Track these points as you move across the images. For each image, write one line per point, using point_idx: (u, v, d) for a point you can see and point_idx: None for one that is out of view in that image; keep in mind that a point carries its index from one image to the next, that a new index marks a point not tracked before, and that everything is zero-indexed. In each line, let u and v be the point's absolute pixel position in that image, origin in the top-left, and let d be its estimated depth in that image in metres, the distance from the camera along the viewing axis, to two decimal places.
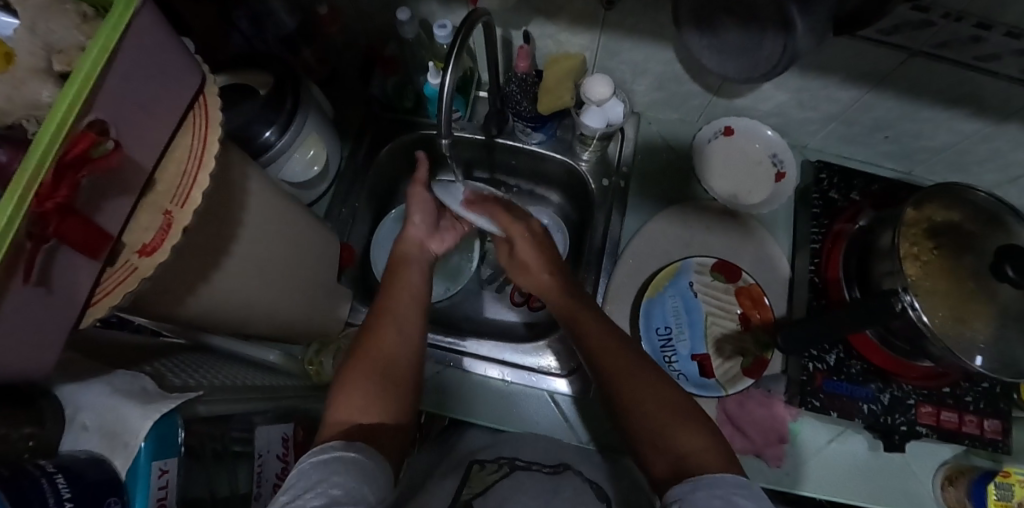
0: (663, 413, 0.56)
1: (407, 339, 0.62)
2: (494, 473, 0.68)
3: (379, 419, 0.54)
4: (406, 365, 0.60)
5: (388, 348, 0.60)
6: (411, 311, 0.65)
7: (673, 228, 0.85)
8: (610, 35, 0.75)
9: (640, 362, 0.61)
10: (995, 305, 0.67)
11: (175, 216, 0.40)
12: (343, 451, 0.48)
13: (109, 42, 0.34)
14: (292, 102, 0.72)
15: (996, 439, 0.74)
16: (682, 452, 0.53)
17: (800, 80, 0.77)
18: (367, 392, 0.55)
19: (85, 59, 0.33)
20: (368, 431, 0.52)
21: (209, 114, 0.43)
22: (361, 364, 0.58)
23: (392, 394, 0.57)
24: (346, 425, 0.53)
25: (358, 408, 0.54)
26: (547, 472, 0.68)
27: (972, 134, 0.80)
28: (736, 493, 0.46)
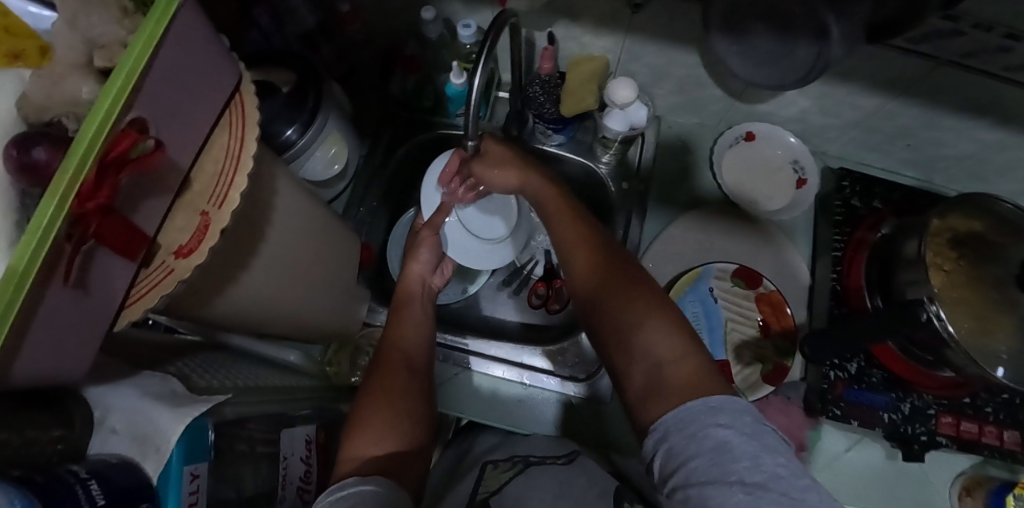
0: (640, 319, 0.55)
1: (414, 373, 0.63)
2: (507, 471, 0.69)
3: (392, 450, 0.55)
4: (413, 394, 0.61)
5: (394, 380, 0.61)
6: (413, 346, 0.67)
7: (693, 233, 0.85)
8: (635, 38, 0.75)
9: (628, 277, 0.59)
10: (1018, 316, 0.67)
11: (211, 217, 0.40)
12: (361, 485, 0.48)
13: (152, 38, 0.33)
14: (314, 100, 0.71)
15: (1015, 450, 0.73)
16: (656, 361, 0.52)
17: (824, 86, 0.77)
18: (380, 425, 0.56)
19: (127, 58, 0.32)
20: (382, 462, 0.53)
21: (245, 113, 0.42)
22: (371, 397, 0.59)
23: (405, 424, 0.57)
24: (359, 461, 0.53)
25: (372, 441, 0.55)
26: (562, 463, 0.68)
27: (994, 144, 0.79)
28: (710, 425, 0.44)
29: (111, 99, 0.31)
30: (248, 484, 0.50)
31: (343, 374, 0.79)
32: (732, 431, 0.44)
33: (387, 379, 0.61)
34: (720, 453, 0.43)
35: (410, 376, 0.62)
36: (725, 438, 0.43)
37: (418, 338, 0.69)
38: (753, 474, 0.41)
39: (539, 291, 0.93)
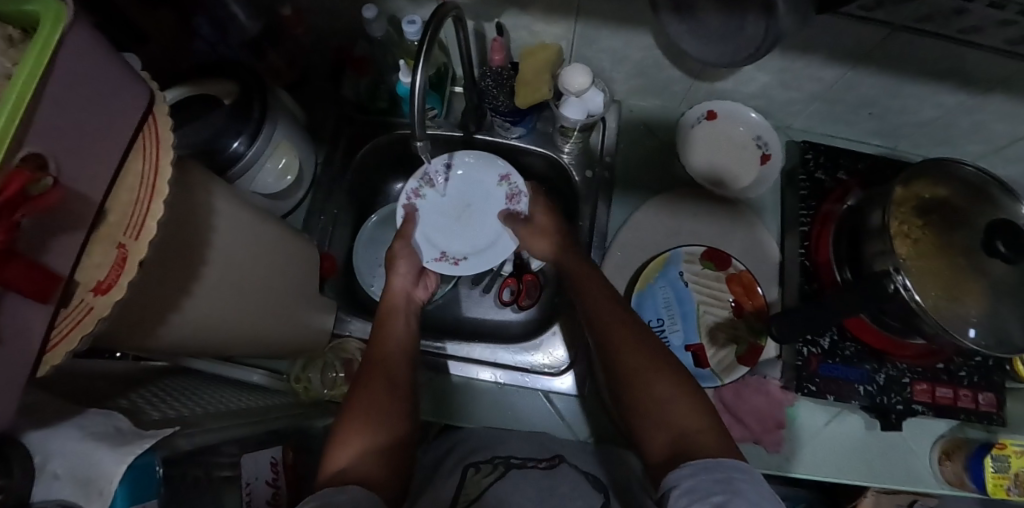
0: (657, 391, 0.56)
1: (396, 381, 0.61)
2: (489, 475, 0.66)
3: (372, 455, 0.53)
4: (399, 394, 0.60)
5: (377, 382, 0.60)
6: (399, 349, 0.66)
7: (660, 216, 0.83)
8: (587, 23, 0.72)
9: (637, 338, 0.60)
10: (986, 280, 0.66)
11: (129, 249, 0.38)
12: (335, 494, 0.46)
13: (37, 67, 0.31)
14: (259, 109, 0.68)
15: (991, 412, 0.74)
16: (683, 431, 0.53)
17: (783, 60, 0.75)
18: (358, 435, 0.54)
19: (9, 92, 0.29)
20: (363, 470, 0.51)
21: (160, 137, 0.40)
22: (350, 409, 0.57)
23: (385, 434, 0.55)
24: (337, 471, 0.51)
25: (351, 450, 0.53)
26: (542, 468, 0.67)
27: (955, 107, 0.79)
28: (736, 477, 0.46)
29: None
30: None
31: (314, 388, 0.74)
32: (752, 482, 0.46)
33: (366, 388, 0.59)
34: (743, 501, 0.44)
35: (387, 384, 0.60)
36: (747, 492, 0.45)
37: (402, 349, 0.66)
38: None
39: (510, 287, 0.90)
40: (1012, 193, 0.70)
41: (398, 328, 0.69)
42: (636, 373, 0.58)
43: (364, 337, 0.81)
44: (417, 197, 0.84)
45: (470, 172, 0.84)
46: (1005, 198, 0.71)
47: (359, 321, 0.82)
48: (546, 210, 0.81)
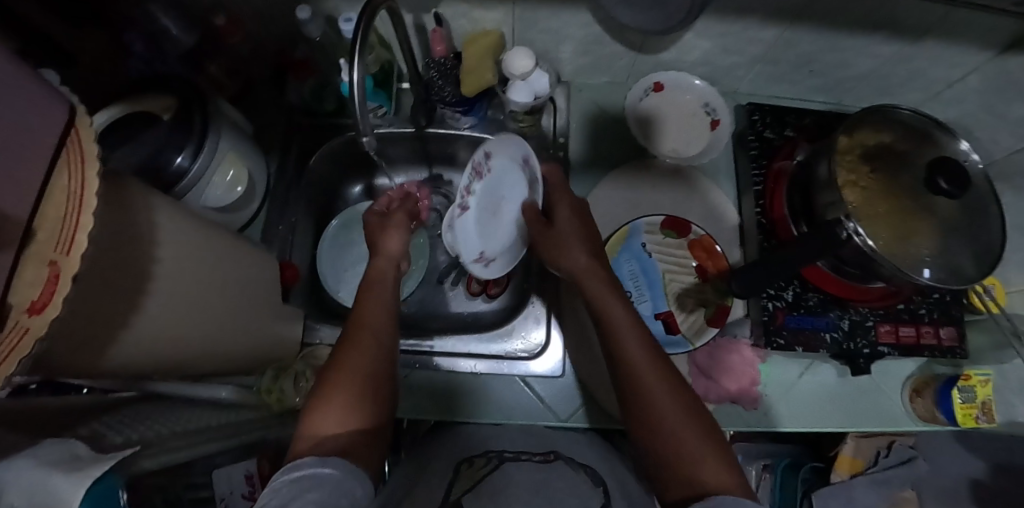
0: (672, 425, 0.52)
1: (379, 346, 0.60)
2: (483, 467, 0.64)
3: (356, 429, 0.53)
4: (383, 375, 0.58)
5: (356, 358, 0.57)
6: (383, 323, 0.62)
7: (619, 190, 0.84)
8: (525, 6, 0.73)
9: (656, 360, 0.56)
10: (935, 218, 0.68)
11: (62, 265, 0.36)
12: (318, 468, 0.47)
13: None
14: (201, 122, 0.67)
15: (953, 346, 0.76)
16: (699, 475, 0.49)
17: (722, 25, 0.76)
18: (337, 400, 0.54)
19: None
20: (344, 441, 0.51)
21: (84, 148, 0.38)
22: (335, 378, 0.56)
23: (363, 401, 0.55)
24: (321, 439, 0.51)
25: (334, 420, 0.52)
26: (538, 460, 0.66)
27: (891, 57, 0.82)
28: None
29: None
30: None
31: (287, 399, 0.72)
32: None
33: (348, 355, 0.57)
34: None
35: (368, 349, 0.59)
36: None
37: (384, 315, 0.64)
38: None
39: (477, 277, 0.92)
40: (950, 132, 0.73)
41: (383, 293, 0.67)
42: (651, 402, 0.54)
43: (334, 342, 0.80)
44: (467, 191, 0.61)
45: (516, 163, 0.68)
46: (944, 138, 0.73)
47: (329, 327, 0.81)
48: (570, 210, 0.71)
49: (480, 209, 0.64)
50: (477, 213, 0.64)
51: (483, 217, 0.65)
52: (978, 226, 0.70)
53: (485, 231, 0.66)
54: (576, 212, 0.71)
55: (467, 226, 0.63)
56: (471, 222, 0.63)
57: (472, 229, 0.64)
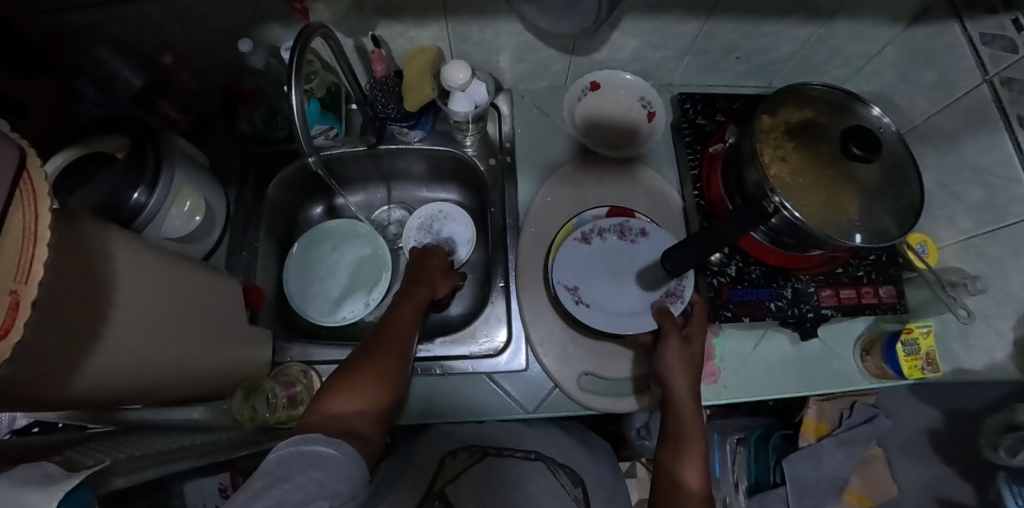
0: (686, 450, 0.66)
1: (402, 355, 0.67)
2: (465, 461, 0.67)
3: (365, 414, 0.59)
4: (400, 376, 0.66)
5: (382, 357, 0.65)
6: (409, 331, 0.71)
7: (565, 186, 0.87)
8: (456, 21, 0.77)
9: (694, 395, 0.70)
10: (855, 184, 0.73)
11: (21, 293, 0.39)
12: (325, 445, 0.51)
13: None
14: (154, 159, 0.70)
15: (895, 304, 0.80)
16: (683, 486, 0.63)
17: (645, 23, 0.81)
18: (363, 392, 0.61)
19: None
20: (353, 424, 0.57)
21: (35, 185, 0.42)
22: (356, 368, 0.63)
23: (379, 397, 0.62)
24: (331, 416, 0.57)
25: (348, 404, 0.59)
26: (519, 457, 0.70)
27: (808, 38, 0.87)
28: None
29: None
30: None
31: (259, 417, 0.73)
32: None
33: (380, 354, 0.65)
34: None
35: (394, 355, 0.66)
36: None
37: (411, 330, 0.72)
38: None
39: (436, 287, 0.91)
40: (864, 101, 0.78)
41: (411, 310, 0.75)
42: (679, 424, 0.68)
43: (304, 359, 0.83)
44: (603, 232, 0.81)
45: (655, 251, 0.80)
46: (860, 108, 0.78)
47: (299, 346, 0.84)
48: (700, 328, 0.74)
49: (599, 264, 0.80)
50: (593, 261, 0.80)
51: (596, 272, 0.79)
52: (898, 187, 0.74)
53: (587, 281, 0.79)
54: (700, 317, 0.75)
55: (582, 267, 0.80)
56: (583, 267, 0.80)
57: (585, 278, 0.79)
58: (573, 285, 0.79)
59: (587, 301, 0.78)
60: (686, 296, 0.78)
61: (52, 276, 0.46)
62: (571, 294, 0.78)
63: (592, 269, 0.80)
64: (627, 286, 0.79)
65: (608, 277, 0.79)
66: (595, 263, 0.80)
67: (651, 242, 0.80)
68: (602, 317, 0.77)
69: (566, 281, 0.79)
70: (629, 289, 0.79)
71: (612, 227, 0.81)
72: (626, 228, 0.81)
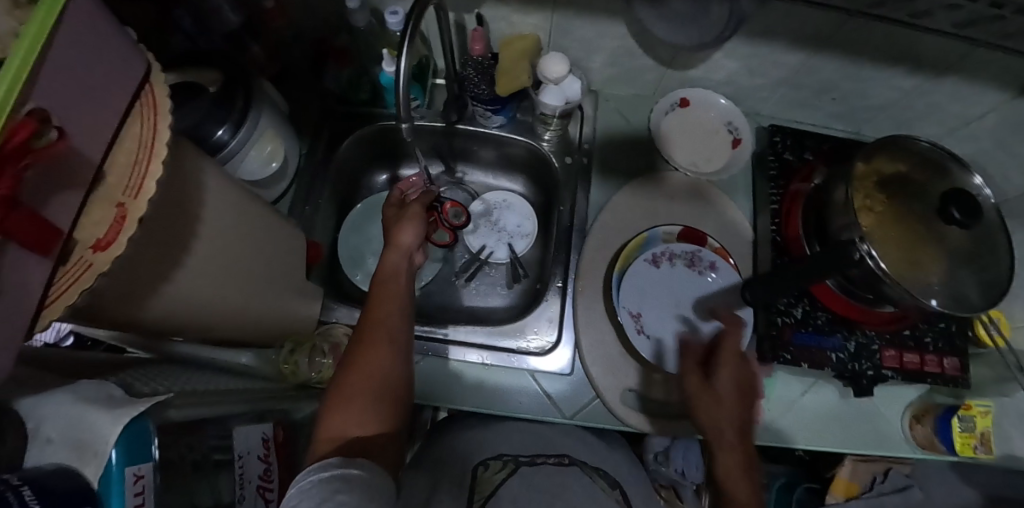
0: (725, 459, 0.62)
1: (393, 352, 0.64)
2: (500, 472, 0.64)
3: (372, 434, 0.58)
4: (398, 379, 0.63)
5: (373, 361, 0.62)
6: (396, 320, 0.67)
7: (638, 199, 0.85)
8: (562, 13, 0.76)
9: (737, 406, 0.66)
10: (944, 247, 0.70)
11: (128, 208, 0.39)
12: (345, 468, 0.51)
13: (48, 16, 0.33)
14: (243, 99, 0.70)
15: (956, 376, 0.77)
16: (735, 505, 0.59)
17: (750, 47, 0.79)
18: (362, 409, 0.59)
19: (27, 31, 0.32)
20: (361, 444, 0.56)
21: (157, 103, 0.42)
22: (351, 380, 0.61)
23: (385, 410, 0.60)
24: (338, 441, 0.56)
25: (350, 423, 0.58)
26: (553, 464, 0.66)
27: (910, 89, 0.84)
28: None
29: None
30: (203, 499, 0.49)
31: (302, 372, 0.75)
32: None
33: (367, 356, 0.62)
34: None
35: (386, 358, 0.63)
36: None
37: (399, 318, 0.68)
38: None
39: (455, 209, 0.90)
40: (965, 165, 0.74)
41: (395, 290, 0.71)
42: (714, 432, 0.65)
43: (349, 322, 0.82)
44: (674, 257, 0.80)
45: (720, 287, 0.79)
46: (958, 171, 0.75)
47: (345, 308, 0.83)
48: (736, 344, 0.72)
49: (663, 292, 0.79)
50: (657, 289, 0.79)
51: (658, 300, 0.79)
52: (986, 258, 0.72)
53: (649, 308, 0.79)
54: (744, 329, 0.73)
55: (647, 294, 0.79)
56: (647, 294, 0.79)
57: (648, 304, 0.79)
58: (637, 314, 0.78)
59: (650, 332, 0.78)
60: (741, 345, 0.77)
61: (157, 207, 0.46)
62: (636, 324, 0.78)
63: (656, 294, 0.79)
64: (687, 319, 0.78)
65: (670, 308, 0.79)
66: (658, 291, 0.79)
67: (719, 277, 0.80)
68: (660, 350, 0.77)
69: (630, 308, 0.78)
70: (688, 324, 0.78)
71: (683, 253, 0.80)
72: (697, 259, 0.80)
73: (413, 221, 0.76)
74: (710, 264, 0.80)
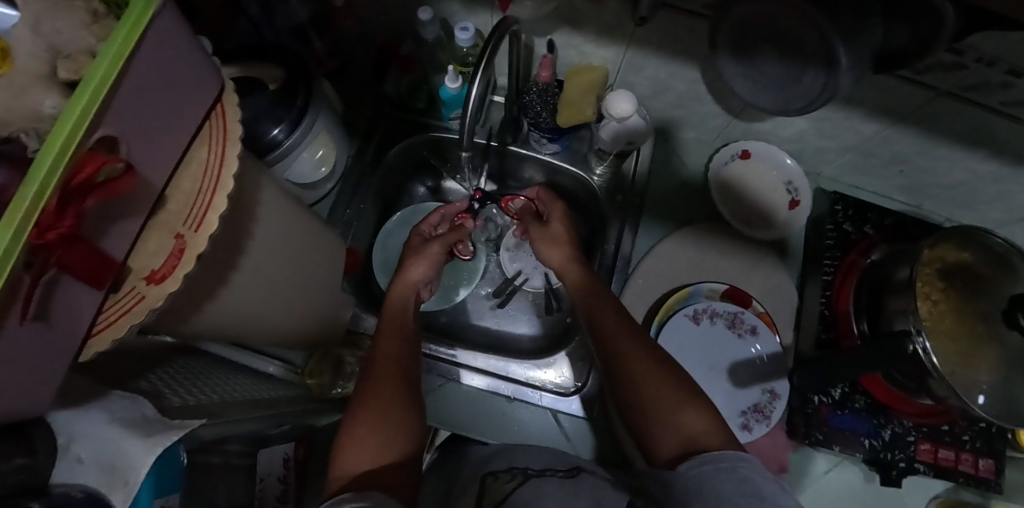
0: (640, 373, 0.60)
1: (401, 383, 0.62)
2: (509, 482, 0.60)
3: (386, 467, 0.54)
4: (409, 409, 0.60)
5: (381, 391, 0.60)
6: (402, 349, 0.66)
7: (684, 249, 0.84)
8: (637, 50, 0.73)
9: (628, 329, 0.64)
10: (1000, 349, 0.66)
11: (187, 240, 0.36)
12: (354, 502, 0.47)
13: (131, 34, 0.29)
14: (303, 98, 0.67)
15: (988, 478, 0.74)
16: (691, 432, 0.55)
17: (824, 109, 0.76)
18: (372, 442, 0.55)
19: (109, 47, 0.28)
20: (375, 477, 0.52)
21: (227, 126, 0.39)
22: (360, 411, 0.58)
23: (397, 441, 0.56)
24: (350, 478, 0.52)
25: (361, 456, 0.54)
26: (563, 477, 0.61)
27: (985, 174, 0.79)
28: (740, 464, 0.50)
29: (67, 132, 0.27)
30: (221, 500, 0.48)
31: (325, 385, 0.76)
32: (757, 473, 0.49)
33: (373, 387, 0.60)
34: (746, 488, 0.48)
35: (394, 387, 0.60)
36: (751, 477, 0.49)
37: (405, 349, 0.67)
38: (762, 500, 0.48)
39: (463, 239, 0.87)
40: None
41: (400, 324, 0.71)
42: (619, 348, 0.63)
43: None
44: (715, 317, 0.79)
45: (758, 354, 0.78)
46: None
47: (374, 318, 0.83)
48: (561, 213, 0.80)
49: (699, 351, 0.78)
50: (694, 347, 0.78)
51: (693, 359, 0.78)
52: None
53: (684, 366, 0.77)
54: (557, 237, 0.77)
55: (682, 350, 0.78)
56: (683, 351, 0.78)
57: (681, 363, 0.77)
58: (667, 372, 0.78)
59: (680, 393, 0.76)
60: (773, 417, 0.76)
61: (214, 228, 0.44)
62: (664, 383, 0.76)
63: (692, 352, 0.78)
64: (718, 383, 0.77)
65: (706, 371, 0.77)
66: (694, 350, 0.78)
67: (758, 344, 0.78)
68: None
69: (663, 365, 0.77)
70: (720, 387, 0.77)
71: (726, 313, 0.79)
72: (738, 321, 0.78)
73: (427, 257, 0.77)
74: (751, 329, 0.78)
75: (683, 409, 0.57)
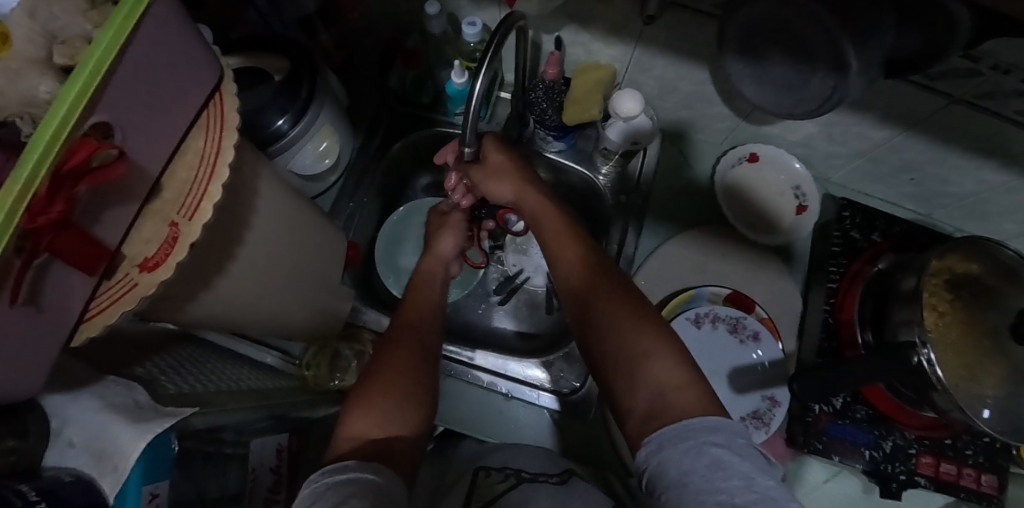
0: (620, 322, 0.56)
1: (422, 351, 0.62)
2: (501, 483, 0.59)
3: (394, 436, 0.53)
4: (427, 382, 0.60)
5: (400, 359, 0.60)
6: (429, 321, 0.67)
7: (687, 252, 0.83)
8: (645, 49, 0.72)
9: (603, 272, 0.61)
10: (1006, 363, 0.65)
11: (181, 229, 0.36)
12: (359, 472, 0.47)
13: (126, 20, 0.29)
14: (308, 90, 0.67)
15: (991, 494, 0.73)
16: (664, 387, 0.51)
17: (834, 114, 0.74)
18: (381, 406, 0.54)
19: (104, 31, 0.28)
20: (382, 445, 0.52)
21: (225, 115, 0.38)
22: (378, 373, 0.58)
23: (412, 409, 0.56)
24: (358, 441, 0.52)
25: (368, 420, 0.53)
26: (555, 483, 0.59)
27: (998, 184, 0.77)
28: (706, 442, 0.45)
29: (59, 117, 0.27)
30: (212, 488, 0.48)
31: (323, 377, 0.77)
32: (727, 451, 0.44)
33: (395, 354, 0.60)
34: (715, 470, 0.43)
35: (410, 353, 0.61)
36: (721, 456, 0.44)
37: (433, 320, 0.68)
38: (745, 492, 0.42)
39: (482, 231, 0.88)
40: None
41: (425, 299, 0.71)
42: (595, 291, 0.59)
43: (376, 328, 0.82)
44: (715, 321, 0.78)
45: (757, 360, 0.77)
46: None
47: (373, 312, 0.83)
48: (495, 142, 0.73)
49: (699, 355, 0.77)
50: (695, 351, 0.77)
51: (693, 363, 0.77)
52: None
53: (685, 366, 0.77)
54: (506, 166, 0.72)
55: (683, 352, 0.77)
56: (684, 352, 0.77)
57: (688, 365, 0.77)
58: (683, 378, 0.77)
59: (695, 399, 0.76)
60: (772, 425, 0.75)
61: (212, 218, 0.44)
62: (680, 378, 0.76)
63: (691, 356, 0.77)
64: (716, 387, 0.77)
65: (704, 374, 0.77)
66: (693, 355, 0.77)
67: (758, 350, 0.77)
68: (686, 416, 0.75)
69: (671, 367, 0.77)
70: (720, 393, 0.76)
71: (727, 318, 0.78)
72: (739, 327, 0.77)
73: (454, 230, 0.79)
74: (754, 334, 0.77)
75: (664, 353, 0.53)
